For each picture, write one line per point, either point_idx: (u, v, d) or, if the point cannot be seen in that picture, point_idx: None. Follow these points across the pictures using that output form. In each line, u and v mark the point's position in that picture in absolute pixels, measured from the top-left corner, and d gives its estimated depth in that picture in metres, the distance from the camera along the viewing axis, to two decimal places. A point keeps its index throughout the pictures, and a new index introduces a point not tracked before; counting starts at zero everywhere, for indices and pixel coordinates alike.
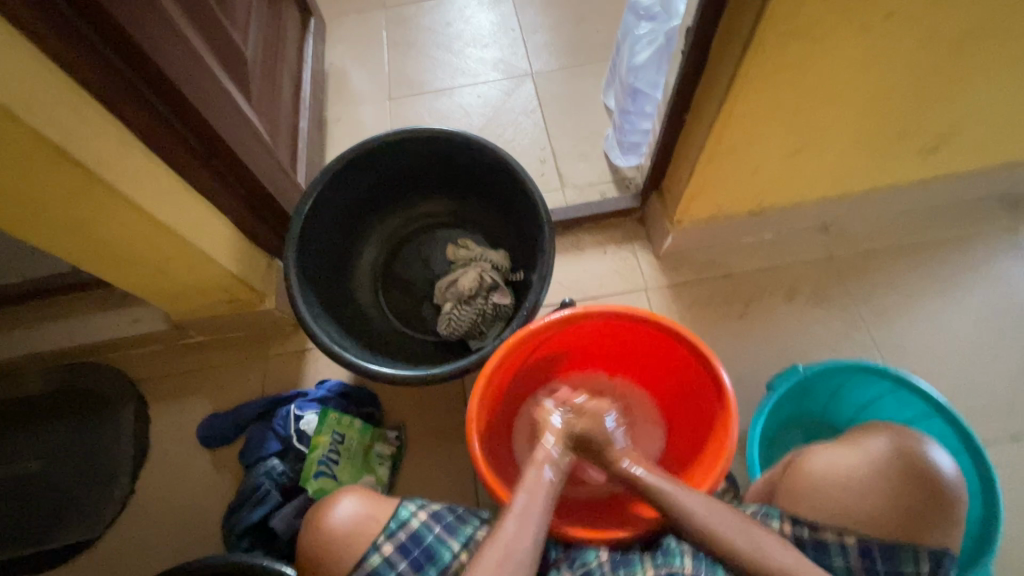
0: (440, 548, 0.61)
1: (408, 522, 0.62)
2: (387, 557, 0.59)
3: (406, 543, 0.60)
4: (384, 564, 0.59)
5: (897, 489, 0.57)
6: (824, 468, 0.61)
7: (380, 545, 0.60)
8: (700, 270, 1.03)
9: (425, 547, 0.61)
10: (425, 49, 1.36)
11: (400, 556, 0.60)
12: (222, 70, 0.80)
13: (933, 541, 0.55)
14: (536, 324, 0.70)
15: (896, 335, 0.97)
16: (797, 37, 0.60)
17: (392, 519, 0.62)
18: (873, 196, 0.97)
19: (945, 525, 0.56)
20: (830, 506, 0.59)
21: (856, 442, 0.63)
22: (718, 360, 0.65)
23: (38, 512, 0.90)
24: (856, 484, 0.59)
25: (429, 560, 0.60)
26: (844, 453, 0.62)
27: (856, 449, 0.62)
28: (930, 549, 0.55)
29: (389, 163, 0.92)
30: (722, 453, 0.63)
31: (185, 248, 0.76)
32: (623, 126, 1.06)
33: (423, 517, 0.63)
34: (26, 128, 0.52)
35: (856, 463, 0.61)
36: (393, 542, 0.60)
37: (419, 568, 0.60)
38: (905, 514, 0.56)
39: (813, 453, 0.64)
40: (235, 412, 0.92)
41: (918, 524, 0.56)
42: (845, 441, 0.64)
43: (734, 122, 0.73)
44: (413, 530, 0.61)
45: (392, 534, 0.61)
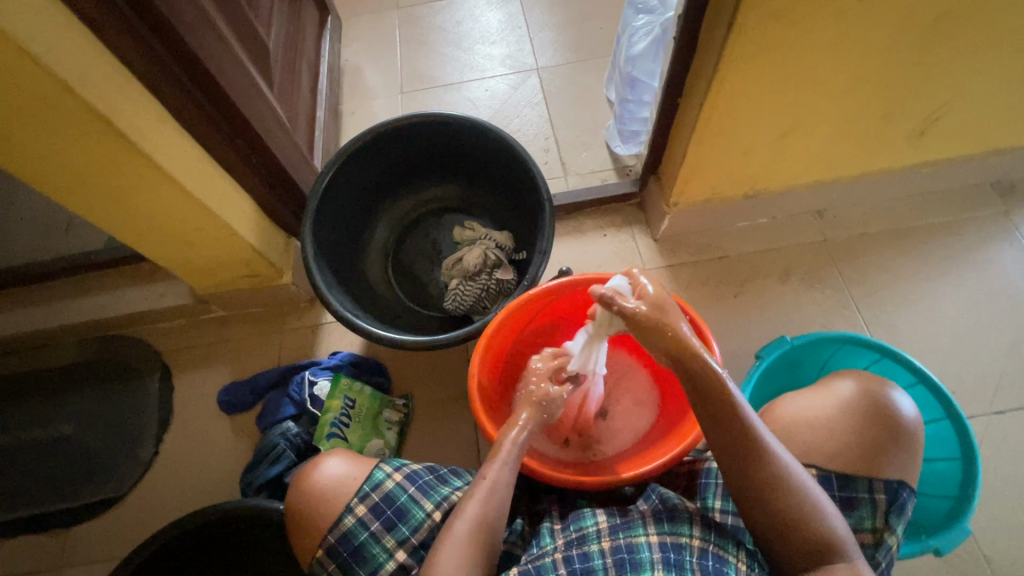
0: (413, 508, 0.64)
1: (381, 483, 0.65)
2: (360, 518, 0.63)
3: (378, 505, 0.63)
4: (357, 524, 0.63)
5: (859, 425, 0.61)
6: (792, 412, 0.64)
7: (353, 507, 0.63)
8: (697, 252, 1.07)
9: (398, 507, 0.63)
10: (435, 46, 1.43)
11: (373, 517, 0.63)
12: (246, 56, 0.86)
13: (891, 471, 0.60)
14: (535, 289, 0.75)
15: (885, 315, 1.00)
16: (778, 20, 0.64)
17: (365, 482, 0.65)
18: (863, 181, 1.01)
19: (902, 456, 0.60)
20: (804, 442, 0.62)
21: (821, 388, 0.66)
22: (706, 324, 0.69)
23: (70, 471, 0.96)
24: (827, 423, 0.62)
25: (401, 520, 0.63)
26: (810, 398, 0.65)
27: (821, 394, 0.65)
28: (885, 480, 0.59)
29: (399, 148, 0.97)
30: None
31: (210, 221, 0.82)
32: (623, 115, 1.11)
33: (397, 478, 0.66)
34: (78, 99, 0.58)
35: (826, 403, 0.64)
36: (366, 504, 0.63)
37: (392, 527, 0.63)
38: (866, 446, 0.60)
39: (783, 400, 0.67)
40: (254, 379, 0.98)
41: (876, 454, 0.60)
42: (814, 388, 0.67)
43: (723, 104, 0.77)
44: (385, 492, 0.64)
45: (365, 497, 0.64)
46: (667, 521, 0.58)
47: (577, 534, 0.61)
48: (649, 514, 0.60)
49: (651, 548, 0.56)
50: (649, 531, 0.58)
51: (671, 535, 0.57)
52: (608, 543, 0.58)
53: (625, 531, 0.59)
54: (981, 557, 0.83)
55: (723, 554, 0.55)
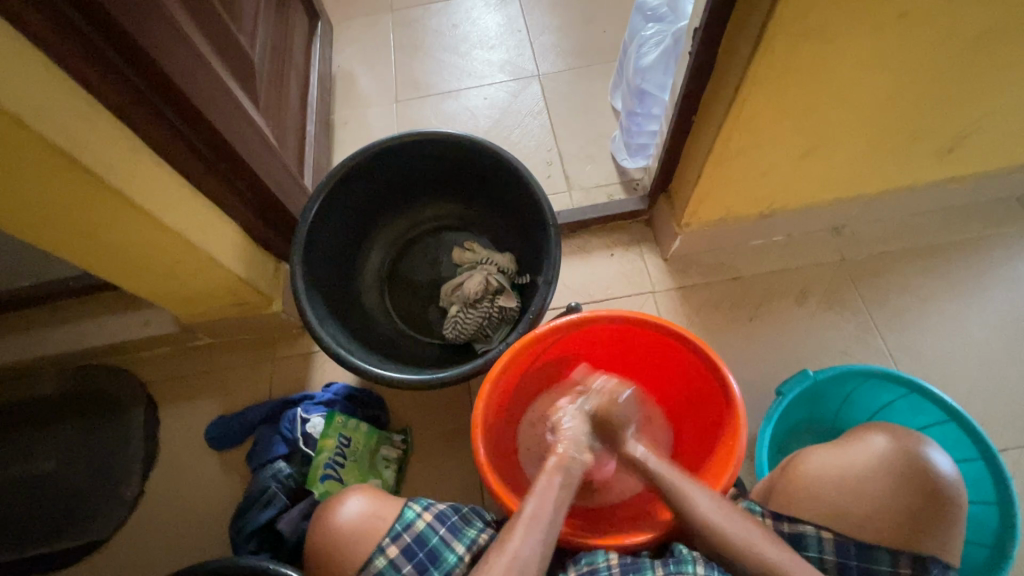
0: (444, 551, 0.61)
1: (413, 523, 0.61)
2: (392, 560, 0.59)
3: (410, 546, 0.60)
4: (389, 567, 0.59)
5: (889, 489, 0.56)
6: (816, 469, 0.60)
7: (385, 548, 0.59)
8: (709, 273, 1.02)
9: (429, 549, 0.60)
10: (431, 52, 1.36)
11: (405, 559, 0.59)
12: (228, 74, 0.80)
13: (925, 545, 0.53)
14: (541, 328, 0.69)
15: (909, 339, 0.95)
16: (808, 38, 0.59)
17: (396, 521, 0.61)
18: (885, 198, 0.95)
19: (938, 526, 0.54)
20: (820, 498, 0.58)
21: (851, 443, 0.61)
22: (727, 368, 0.64)
23: (52, 512, 0.91)
24: (852, 482, 0.57)
25: (433, 563, 0.60)
26: (838, 456, 0.60)
27: (851, 450, 0.60)
28: (916, 553, 0.53)
29: (393, 168, 0.92)
30: (727, 467, 0.62)
31: (193, 253, 0.77)
32: (630, 127, 1.05)
33: (427, 518, 0.62)
34: (36, 135, 0.53)
35: (854, 461, 0.59)
36: (398, 545, 0.60)
37: (424, 571, 0.59)
38: (896, 514, 0.55)
39: (807, 455, 0.62)
40: (243, 414, 0.93)
41: (908, 524, 0.54)
42: (846, 438, 0.62)
43: (742, 125, 0.72)
44: (417, 533, 0.61)
45: (397, 537, 0.60)
46: (673, 561, 0.55)
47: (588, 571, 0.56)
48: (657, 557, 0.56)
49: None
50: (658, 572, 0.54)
51: None
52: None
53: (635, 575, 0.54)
54: None
55: None
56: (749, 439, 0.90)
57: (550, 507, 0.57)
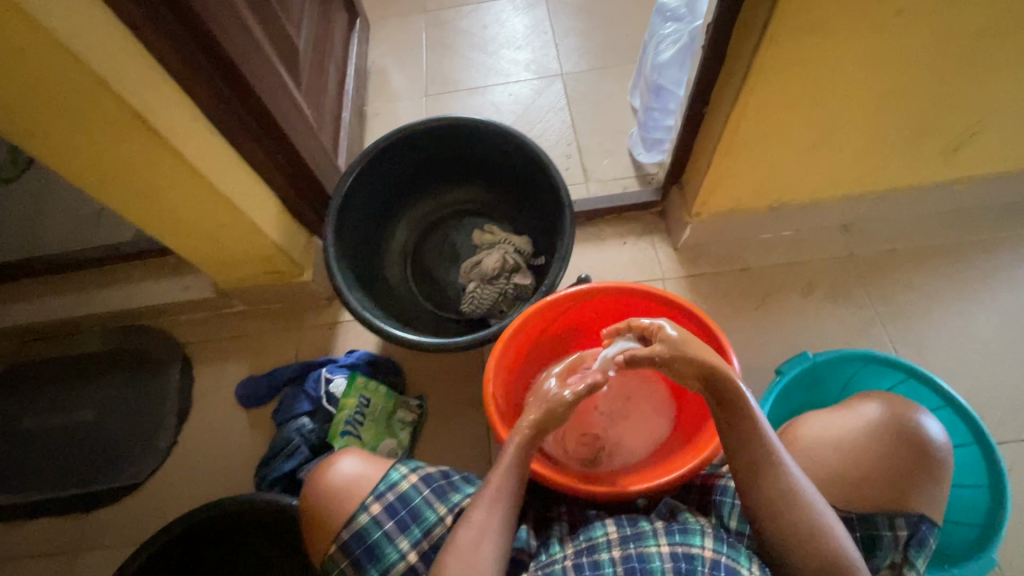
0: (427, 511, 0.61)
1: (397, 484, 0.61)
2: (374, 516, 0.59)
3: (393, 504, 0.60)
4: (372, 523, 0.59)
5: (884, 451, 0.59)
6: (814, 432, 0.63)
7: (368, 505, 0.60)
8: (718, 264, 1.05)
9: (412, 508, 0.60)
10: (461, 50, 1.44)
11: (387, 516, 0.59)
12: (276, 57, 0.88)
13: (917, 505, 0.57)
14: (554, 295, 0.74)
15: (913, 335, 0.97)
16: (811, 32, 0.63)
17: (381, 481, 0.61)
18: (892, 197, 0.98)
19: (929, 486, 0.58)
20: (820, 463, 0.60)
21: (846, 409, 0.64)
22: (726, 338, 0.69)
23: (92, 456, 0.98)
24: (850, 448, 0.60)
25: (414, 521, 0.60)
26: (835, 420, 0.63)
27: (846, 416, 0.64)
28: (908, 514, 0.57)
29: (421, 150, 0.98)
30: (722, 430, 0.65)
31: (235, 218, 0.83)
32: (647, 123, 1.09)
33: (412, 479, 0.62)
34: (115, 96, 0.60)
35: (852, 427, 0.62)
36: (381, 503, 0.60)
37: (405, 528, 0.59)
38: (891, 477, 0.58)
39: (804, 420, 0.65)
40: (271, 374, 0.99)
41: (902, 485, 0.57)
42: (840, 408, 0.65)
43: (749, 116, 0.76)
44: (401, 492, 0.61)
45: (381, 495, 0.60)
46: (679, 533, 0.57)
47: (587, 543, 0.60)
48: (661, 526, 0.59)
49: (662, 558, 0.55)
50: (661, 542, 0.56)
51: (682, 546, 0.55)
52: (617, 552, 0.57)
53: (637, 543, 0.57)
54: None
55: (736, 565, 0.53)
56: None
57: (513, 476, 0.58)
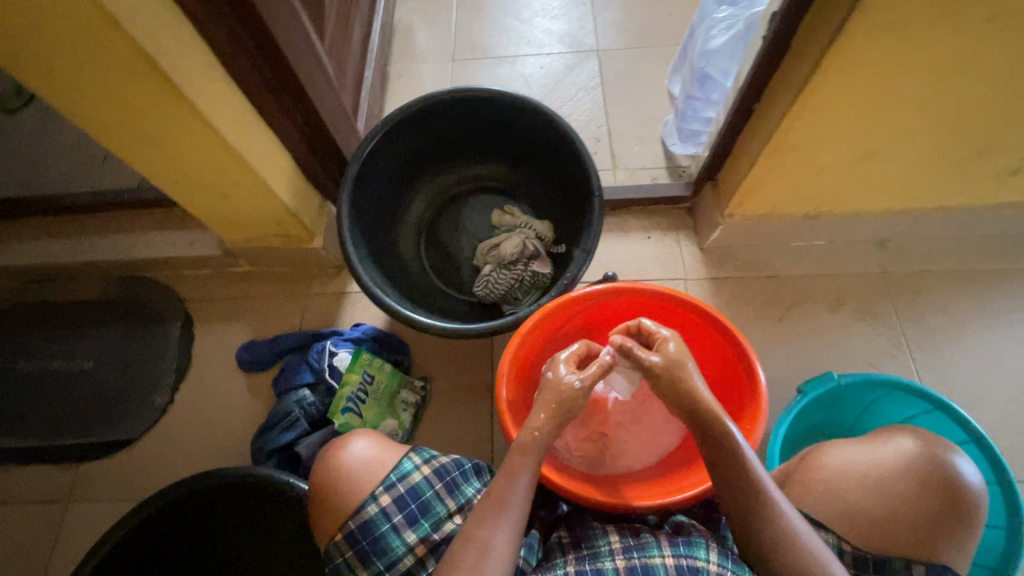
0: (437, 505, 0.59)
1: (409, 475, 0.59)
2: (383, 508, 0.57)
3: (403, 497, 0.58)
4: (380, 515, 0.57)
5: (912, 494, 0.57)
6: (840, 462, 0.61)
7: (378, 496, 0.57)
8: (745, 268, 1.01)
9: (422, 502, 0.58)
10: (493, 14, 1.36)
11: (397, 509, 0.57)
12: (300, 4, 0.81)
13: (939, 554, 0.55)
14: (575, 293, 0.71)
15: (937, 361, 0.94)
16: (891, 33, 0.57)
17: (393, 471, 0.59)
18: (936, 215, 0.93)
19: (955, 535, 0.56)
20: (841, 498, 0.59)
21: (878, 441, 0.62)
22: (754, 353, 0.65)
23: (87, 407, 0.96)
24: (875, 485, 0.59)
25: (424, 515, 0.58)
26: (862, 453, 0.61)
27: (877, 448, 0.62)
28: (928, 564, 0.55)
29: (447, 120, 0.92)
30: None
31: (247, 176, 0.79)
32: (686, 111, 1.03)
33: (425, 471, 0.60)
34: (125, 35, 0.54)
35: (881, 464, 0.60)
36: (391, 495, 0.58)
37: (415, 523, 0.57)
38: (916, 522, 0.56)
39: (828, 446, 0.64)
40: (275, 340, 0.96)
41: (927, 533, 0.56)
42: (870, 440, 0.63)
43: (807, 118, 0.70)
44: (412, 484, 0.59)
45: (391, 486, 0.58)
46: (683, 544, 0.55)
47: (590, 551, 0.58)
48: (665, 537, 0.57)
49: (666, 568, 0.52)
50: (665, 553, 0.54)
51: (687, 558, 0.53)
52: (622, 562, 0.55)
53: (639, 553, 0.55)
54: None
55: None
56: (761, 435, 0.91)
57: (521, 488, 0.55)
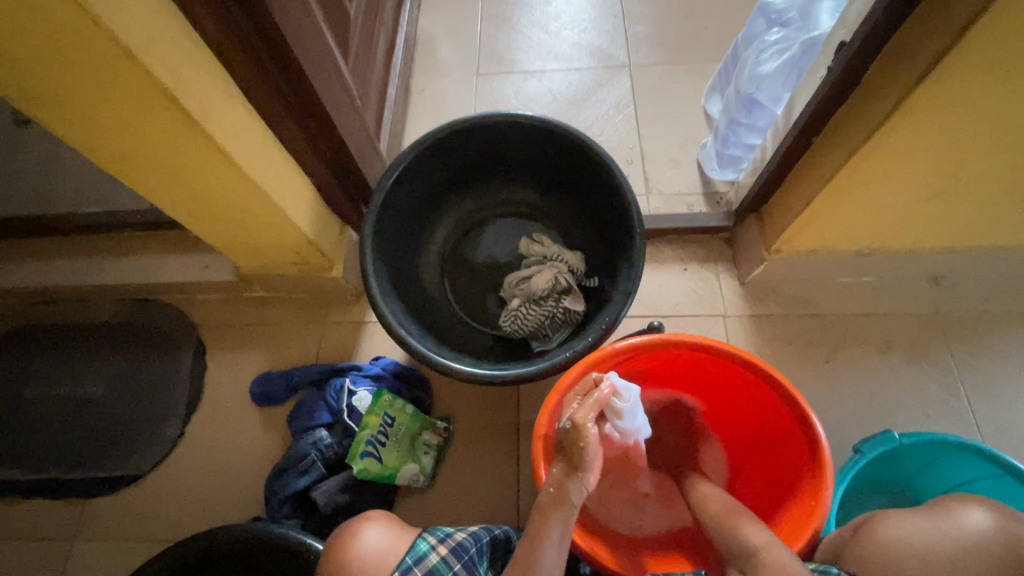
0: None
1: (425, 557, 0.56)
2: None
3: None
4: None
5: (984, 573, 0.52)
6: (899, 535, 0.57)
7: None
8: (788, 305, 0.95)
9: None
10: (520, 26, 1.30)
11: None
12: (325, 23, 0.77)
13: None
14: (617, 345, 0.67)
15: (999, 411, 0.87)
16: (988, 72, 0.51)
17: (407, 554, 0.56)
18: (1001, 253, 0.86)
19: None
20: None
21: (942, 513, 0.57)
22: (818, 420, 0.59)
23: (95, 439, 0.92)
24: (940, 562, 0.54)
25: None
26: (924, 524, 0.57)
27: (938, 519, 0.57)
28: None
29: (476, 144, 0.87)
30: (800, 533, 0.58)
31: (266, 207, 0.74)
32: (728, 137, 0.96)
33: (441, 551, 0.57)
34: (139, 67, 0.50)
35: (943, 537, 0.55)
36: None
37: None
38: None
39: (884, 518, 0.59)
40: (291, 373, 0.92)
41: None
42: (930, 510, 0.58)
43: (876, 157, 0.64)
44: (429, 567, 0.55)
45: (407, 571, 0.54)
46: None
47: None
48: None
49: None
50: None
51: None
52: None
53: None
54: None
55: None
56: None
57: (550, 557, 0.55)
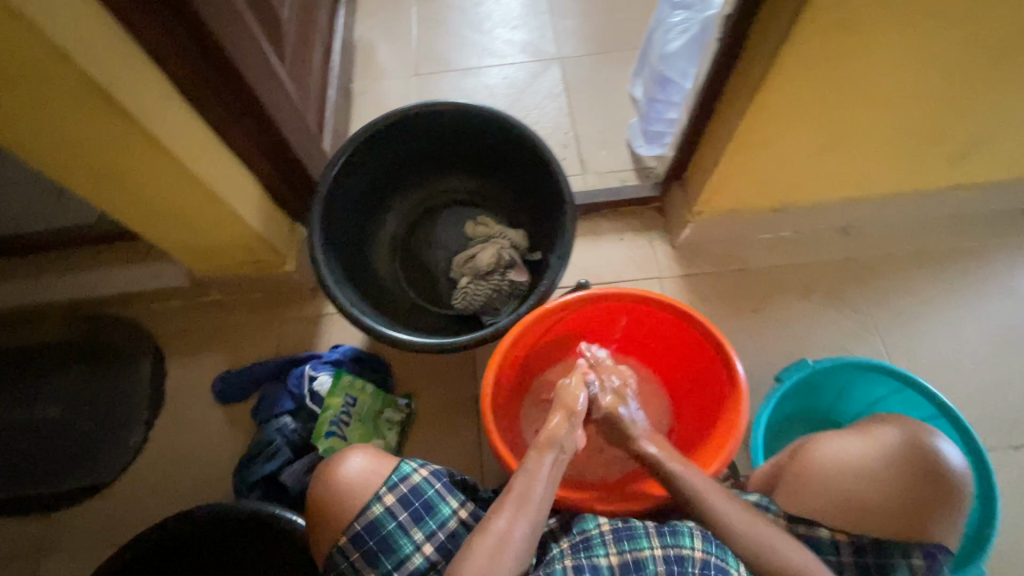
0: (440, 504, 0.60)
1: (410, 476, 0.59)
2: (388, 508, 0.57)
3: (407, 496, 0.58)
4: (386, 514, 0.57)
5: (904, 476, 0.58)
6: (830, 454, 0.62)
7: (382, 496, 0.58)
8: (717, 263, 1.03)
9: (426, 501, 0.59)
10: (454, 27, 1.36)
11: (402, 508, 0.58)
12: (258, 28, 0.81)
13: (933, 534, 0.56)
14: (552, 303, 0.72)
15: (906, 341, 0.97)
16: (837, 30, 0.59)
17: (393, 473, 0.59)
18: (894, 200, 0.97)
19: (946, 516, 0.56)
20: (833, 488, 0.60)
21: (865, 432, 0.63)
22: (733, 349, 0.67)
23: (55, 454, 0.92)
24: (863, 473, 0.60)
25: (428, 513, 0.58)
26: (854, 442, 0.62)
27: (862, 439, 0.63)
28: (924, 544, 0.56)
29: (414, 135, 0.92)
30: (719, 453, 0.65)
31: (213, 203, 0.77)
32: (650, 114, 1.05)
33: (424, 473, 0.61)
34: (74, 68, 0.53)
35: (865, 450, 0.61)
36: (394, 495, 0.58)
37: (419, 521, 0.58)
38: (905, 506, 0.57)
39: (822, 440, 0.64)
40: (251, 369, 0.94)
41: (922, 513, 0.56)
42: (855, 430, 0.64)
43: (764, 115, 0.73)
44: (413, 484, 0.59)
45: (394, 487, 0.58)
46: (669, 534, 0.56)
47: (581, 537, 0.59)
48: (652, 525, 0.58)
49: (655, 560, 0.53)
50: (654, 546, 0.54)
51: (674, 547, 0.54)
52: (615, 559, 0.55)
53: (630, 541, 0.56)
54: None
55: (725, 566, 0.53)
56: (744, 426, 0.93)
57: (541, 489, 0.58)
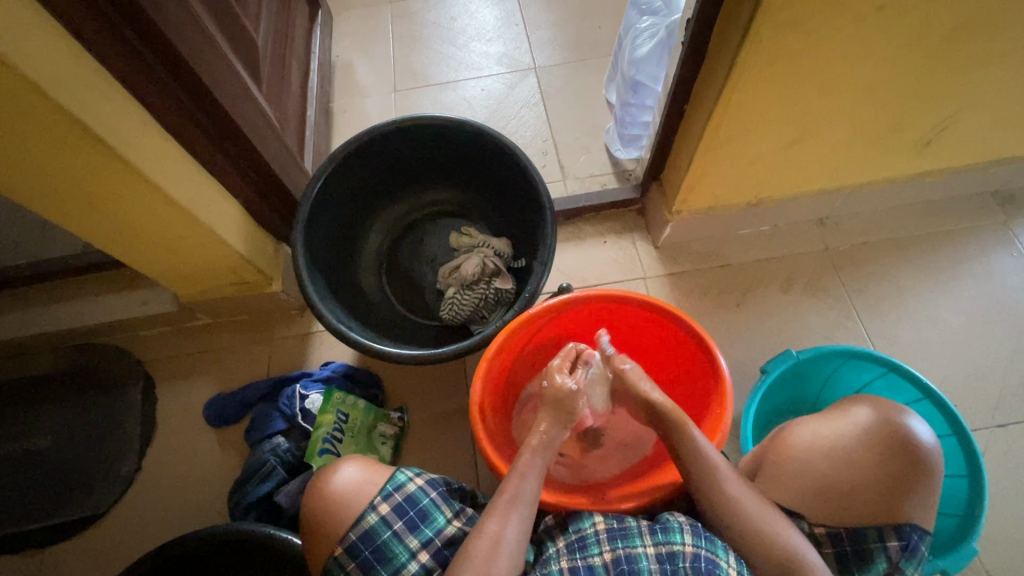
0: (436, 512, 0.60)
1: (405, 485, 0.60)
2: (384, 516, 0.57)
3: (401, 505, 0.58)
4: (381, 523, 0.57)
5: (878, 457, 0.59)
6: (807, 439, 0.63)
7: (377, 506, 0.58)
8: (699, 261, 1.05)
9: (421, 509, 0.59)
10: (430, 43, 1.38)
11: (396, 516, 0.58)
12: (233, 54, 0.82)
13: (907, 514, 0.57)
14: (535, 309, 0.73)
15: (888, 327, 0.99)
16: (793, 29, 0.61)
17: (388, 482, 0.60)
18: (866, 189, 0.99)
19: (920, 495, 0.58)
20: (810, 473, 0.61)
21: (837, 414, 0.64)
22: (716, 345, 0.68)
23: (47, 488, 0.91)
24: (838, 456, 0.61)
25: (423, 522, 0.59)
26: (828, 424, 0.64)
27: (836, 421, 0.64)
28: (896, 524, 0.57)
29: (393, 149, 0.93)
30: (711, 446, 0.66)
31: (196, 227, 0.78)
32: (624, 118, 1.07)
33: (419, 482, 0.61)
34: (49, 101, 0.54)
35: (839, 433, 0.62)
36: (389, 503, 0.58)
37: (414, 529, 0.58)
38: (879, 488, 0.58)
39: (798, 425, 0.65)
40: (242, 391, 0.94)
41: (896, 493, 0.58)
42: (829, 413, 0.65)
43: (731, 114, 0.74)
44: (408, 493, 0.59)
45: (388, 496, 0.59)
46: (662, 531, 0.56)
47: (576, 537, 0.59)
48: (645, 523, 0.58)
49: (649, 558, 0.54)
50: (647, 542, 0.55)
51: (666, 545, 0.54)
52: (608, 554, 0.55)
53: (623, 541, 0.56)
54: (982, 570, 0.82)
55: (716, 557, 0.53)
56: (735, 420, 0.94)
57: (532, 489, 0.59)
